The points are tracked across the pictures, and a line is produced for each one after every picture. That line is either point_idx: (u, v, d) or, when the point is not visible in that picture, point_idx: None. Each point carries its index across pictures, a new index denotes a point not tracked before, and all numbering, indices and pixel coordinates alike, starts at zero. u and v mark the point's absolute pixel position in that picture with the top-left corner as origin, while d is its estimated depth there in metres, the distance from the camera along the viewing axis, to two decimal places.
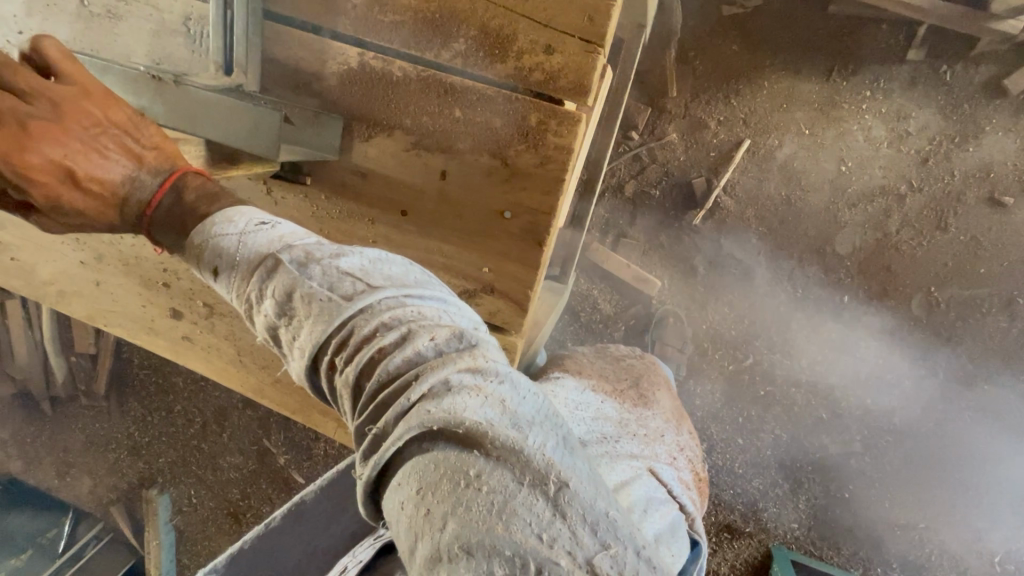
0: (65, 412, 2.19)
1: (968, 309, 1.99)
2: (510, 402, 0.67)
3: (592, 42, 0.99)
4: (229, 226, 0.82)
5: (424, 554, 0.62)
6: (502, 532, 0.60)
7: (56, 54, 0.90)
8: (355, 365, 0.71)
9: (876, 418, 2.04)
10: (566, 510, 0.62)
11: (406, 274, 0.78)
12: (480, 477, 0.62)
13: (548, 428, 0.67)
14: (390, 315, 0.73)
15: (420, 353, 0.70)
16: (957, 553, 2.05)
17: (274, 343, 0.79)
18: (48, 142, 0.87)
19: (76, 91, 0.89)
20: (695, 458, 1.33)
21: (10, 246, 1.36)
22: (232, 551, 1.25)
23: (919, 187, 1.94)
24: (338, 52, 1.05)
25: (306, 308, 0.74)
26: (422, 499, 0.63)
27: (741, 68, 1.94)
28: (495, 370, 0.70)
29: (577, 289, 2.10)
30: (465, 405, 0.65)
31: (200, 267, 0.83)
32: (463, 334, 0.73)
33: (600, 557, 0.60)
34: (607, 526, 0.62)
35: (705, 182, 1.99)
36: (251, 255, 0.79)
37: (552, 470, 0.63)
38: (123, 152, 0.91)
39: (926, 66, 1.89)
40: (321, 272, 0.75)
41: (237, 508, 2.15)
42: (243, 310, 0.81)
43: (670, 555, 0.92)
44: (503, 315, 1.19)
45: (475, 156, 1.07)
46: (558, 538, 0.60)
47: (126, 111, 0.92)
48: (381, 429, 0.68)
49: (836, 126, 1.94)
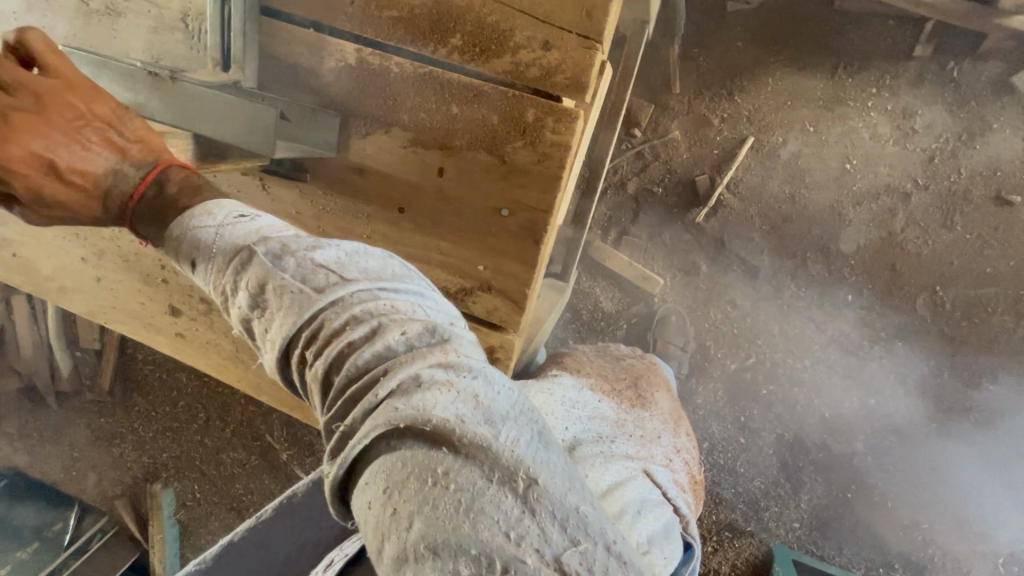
0: (70, 407, 2.21)
1: (974, 309, 1.97)
2: (483, 397, 0.67)
3: (591, 38, 0.99)
4: (208, 218, 0.83)
5: (391, 554, 0.61)
6: (468, 531, 0.59)
7: (43, 47, 0.90)
8: (325, 359, 0.71)
9: (879, 417, 2.03)
10: (536, 507, 0.61)
11: (383, 268, 0.79)
12: (448, 475, 0.62)
13: (522, 424, 0.67)
14: (361, 308, 0.73)
15: (391, 348, 0.70)
16: (962, 554, 2.04)
17: (249, 336, 0.80)
18: (30, 134, 0.88)
19: (58, 84, 0.90)
20: (693, 460, 1.32)
21: (12, 241, 1.36)
22: (218, 548, 1.23)
23: (925, 186, 1.92)
24: (335, 48, 1.05)
25: (278, 300, 0.74)
26: (389, 498, 0.63)
27: (745, 64, 1.92)
28: (468, 366, 0.70)
29: (579, 286, 2.10)
30: (435, 401, 0.65)
31: (179, 259, 0.84)
32: (436, 329, 0.73)
33: (569, 554, 0.59)
34: (578, 522, 0.62)
35: (708, 180, 1.98)
36: (228, 246, 0.80)
37: (522, 466, 0.63)
38: (106, 144, 0.92)
39: (933, 63, 1.87)
40: (296, 264, 0.76)
41: (239, 504, 2.16)
42: (219, 302, 0.81)
43: (662, 556, 0.91)
44: (500, 312, 1.18)
45: (474, 154, 1.07)
46: (527, 536, 0.60)
47: (109, 105, 0.93)
48: (349, 426, 0.68)
49: (841, 123, 1.92)
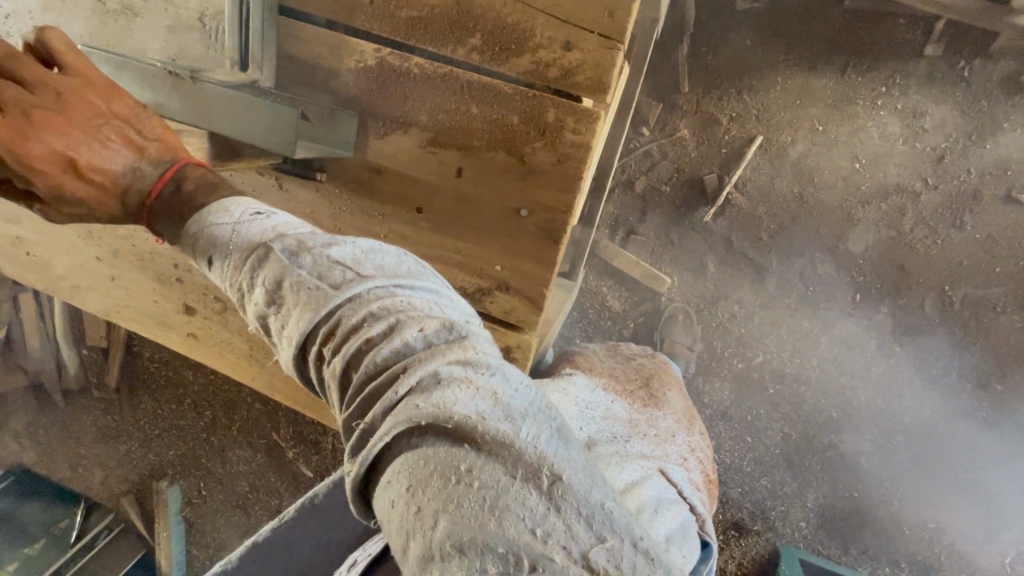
0: (77, 405, 2.21)
1: (983, 309, 1.97)
2: (503, 394, 0.68)
3: (612, 38, 0.99)
4: (225, 215, 0.83)
5: (416, 553, 0.62)
6: (495, 529, 0.59)
7: (61, 46, 0.91)
8: (342, 356, 0.71)
9: (887, 416, 2.03)
10: (561, 504, 0.61)
11: (399, 265, 0.79)
12: (471, 472, 0.62)
13: (542, 420, 0.67)
14: (378, 305, 0.73)
15: (409, 345, 0.71)
16: (968, 553, 2.04)
17: (265, 333, 0.80)
18: (50, 131, 0.88)
19: (79, 82, 0.91)
20: (706, 460, 1.32)
21: (26, 240, 1.37)
22: (243, 549, 1.25)
23: (934, 185, 1.92)
24: (354, 48, 1.05)
25: (295, 297, 0.75)
26: (412, 496, 0.63)
27: (754, 63, 1.92)
28: (486, 362, 0.70)
29: (586, 286, 2.10)
30: (455, 398, 0.65)
31: (196, 257, 0.84)
32: (453, 326, 0.73)
33: (596, 551, 0.60)
34: (603, 518, 0.62)
35: (716, 179, 1.98)
36: (245, 243, 0.80)
37: (545, 463, 0.63)
38: (125, 142, 0.93)
39: (943, 62, 1.86)
40: (313, 261, 0.76)
41: (247, 502, 2.17)
42: (235, 299, 0.82)
43: (682, 556, 0.91)
44: (518, 312, 1.17)
45: (493, 154, 1.07)
46: (553, 533, 0.60)
47: (128, 104, 0.94)
48: (369, 424, 0.68)
49: (851, 122, 1.92)
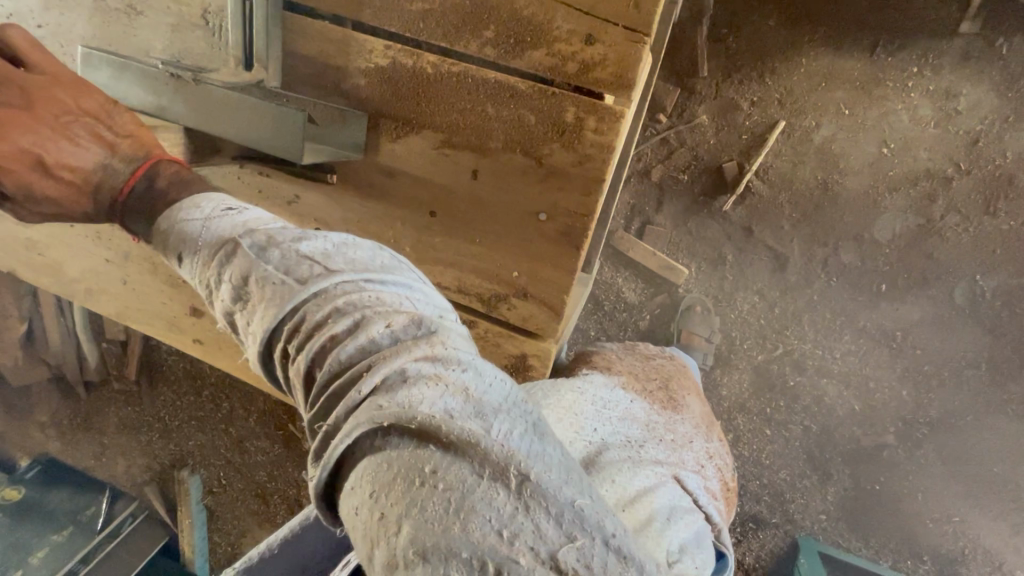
0: (96, 397, 2.24)
1: (1016, 298, 1.90)
2: (473, 390, 0.65)
3: (639, 32, 0.93)
4: (195, 211, 0.84)
5: (381, 560, 0.59)
6: (459, 532, 0.57)
7: (21, 42, 0.96)
8: (306, 353, 0.70)
9: (912, 409, 1.98)
10: (530, 503, 0.59)
11: (370, 260, 0.78)
12: (436, 474, 0.60)
13: (515, 416, 0.65)
14: (344, 301, 0.71)
15: (375, 341, 0.68)
16: (993, 547, 2.01)
17: (233, 331, 0.79)
18: (19, 131, 0.92)
19: (45, 80, 0.95)
20: (726, 465, 1.29)
21: (37, 242, 1.37)
22: (246, 560, 1.24)
23: (967, 170, 1.84)
24: (363, 45, 1.01)
25: (260, 292, 0.74)
26: (375, 502, 0.60)
27: (778, 44, 1.83)
28: (456, 358, 0.67)
29: (601, 277, 2.06)
30: (422, 396, 0.63)
31: (167, 254, 0.84)
32: (423, 321, 0.71)
33: (565, 551, 0.57)
34: (574, 517, 0.59)
35: (736, 166, 1.91)
36: (213, 240, 0.79)
37: (513, 461, 0.60)
38: (95, 139, 0.95)
39: (980, 39, 1.76)
40: (280, 255, 0.75)
41: (263, 491, 2.19)
42: (204, 295, 0.81)
43: (695, 566, 0.89)
44: (537, 319, 1.14)
45: (509, 156, 1.03)
46: (520, 534, 0.57)
47: (96, 100, 0.97)
48: (332, 426, 0.66)
49: (879, 105, 1.83)
